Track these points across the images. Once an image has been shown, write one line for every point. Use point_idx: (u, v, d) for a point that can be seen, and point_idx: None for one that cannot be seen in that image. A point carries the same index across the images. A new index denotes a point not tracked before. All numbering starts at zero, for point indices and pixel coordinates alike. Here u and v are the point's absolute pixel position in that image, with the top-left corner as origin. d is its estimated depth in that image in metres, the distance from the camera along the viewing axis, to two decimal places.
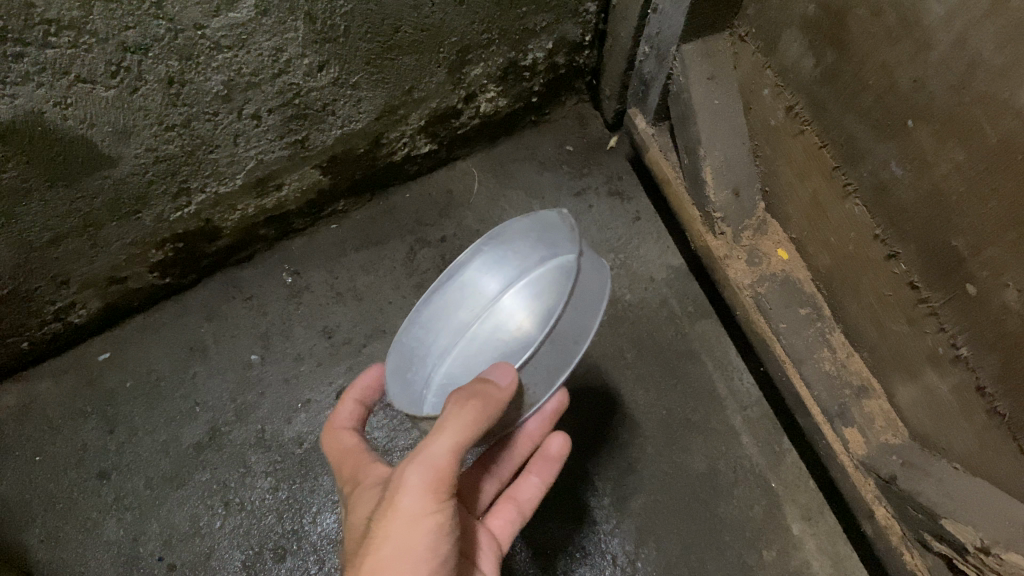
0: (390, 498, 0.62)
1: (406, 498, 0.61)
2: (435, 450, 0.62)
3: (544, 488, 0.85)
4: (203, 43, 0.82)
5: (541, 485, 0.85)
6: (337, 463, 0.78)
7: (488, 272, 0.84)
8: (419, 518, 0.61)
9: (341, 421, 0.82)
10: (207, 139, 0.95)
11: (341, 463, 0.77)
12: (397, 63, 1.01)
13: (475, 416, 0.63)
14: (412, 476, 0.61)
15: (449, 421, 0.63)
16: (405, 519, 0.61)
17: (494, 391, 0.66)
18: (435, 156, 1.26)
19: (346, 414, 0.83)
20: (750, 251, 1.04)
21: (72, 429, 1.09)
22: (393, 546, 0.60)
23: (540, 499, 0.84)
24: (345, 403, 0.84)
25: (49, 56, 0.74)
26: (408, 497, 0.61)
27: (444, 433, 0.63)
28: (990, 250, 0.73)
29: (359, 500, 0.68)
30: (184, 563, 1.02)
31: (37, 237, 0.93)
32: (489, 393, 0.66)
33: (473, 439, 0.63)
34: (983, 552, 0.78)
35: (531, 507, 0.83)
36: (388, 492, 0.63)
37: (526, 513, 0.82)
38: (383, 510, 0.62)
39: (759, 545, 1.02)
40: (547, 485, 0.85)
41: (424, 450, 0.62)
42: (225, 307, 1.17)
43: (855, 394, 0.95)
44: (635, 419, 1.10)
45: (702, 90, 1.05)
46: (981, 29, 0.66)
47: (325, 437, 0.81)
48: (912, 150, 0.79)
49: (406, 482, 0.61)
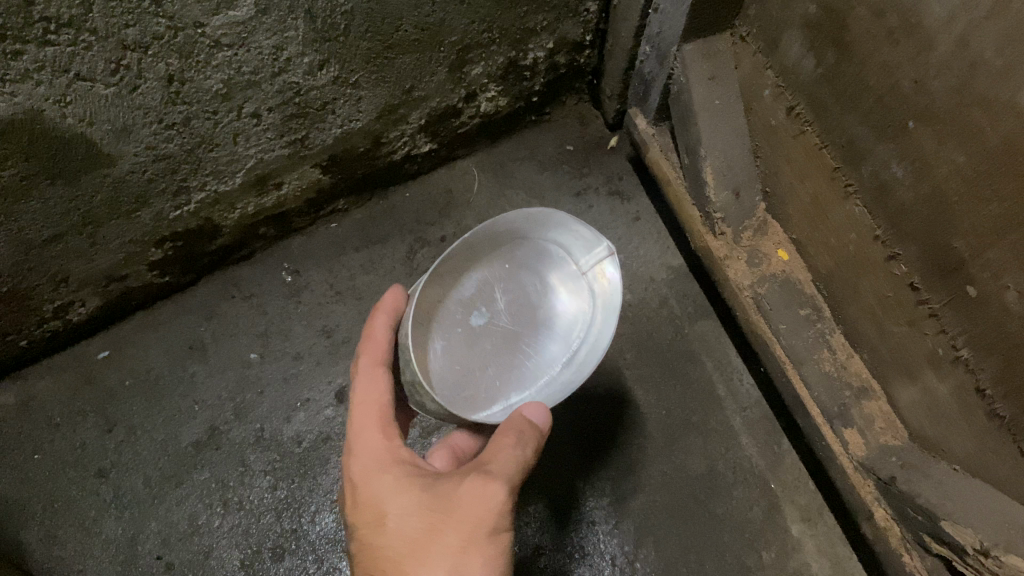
0: (473, 507, 0.65)
1: (495, 511, 0.65)
2: (510, 470, 0.68)
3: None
4: (203, 42, 0.82)
5: None
6: (361, 414, 0.75)
7: (500, 229, 0.88)
8: (499, 532, 0.65)
9: (379, 354, 0.80)
10: (207, 138, 0.95)
11: (368, 416, 0.75)
12: (397, 62, 1.01)
13: (533, 448, 0.72)
14: (499, 492, 0.66)
15: (520, 452, 0.70)
16: (489, 531, 0.65)
17: (542, 435, 0.75)
18: (436, 155, 1.26)
19: (380, 345, 0.81)
20: (751, 251, 1.04)
21: (71, 428, 1.09)
22: (475, 555, 0.63)
23: None
24: (383, 328, 0.82)
25: (48, 54, 0.74)
26: (493, 509, 0.65)
27: (519, 461, 0.70)
28: (991, 252, 0.73)
29: (404, 486, 0.68)
30: (183, 562, 1.02)
31: (36, 235, 0.93)
32: (541, 436, 0.74)
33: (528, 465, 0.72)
34: (982, 554, 0.78)
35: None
36: (469, 502, 0.65)
37: None
38: (466, 519, 0.64)
39: (757, 546, 1.02)
40: None
41: (506, 472, 0.68)
42: (224, 305, 1.17)
43: (855, 395, 0.95)
44: (634, 420, 1.09)
45: (703, 90, 1.04)
46: (983, 30, 0.66)
47: (361, 367, 0.79)
48: (913, 152, 0.79)
49: (495, 497, 0.66)
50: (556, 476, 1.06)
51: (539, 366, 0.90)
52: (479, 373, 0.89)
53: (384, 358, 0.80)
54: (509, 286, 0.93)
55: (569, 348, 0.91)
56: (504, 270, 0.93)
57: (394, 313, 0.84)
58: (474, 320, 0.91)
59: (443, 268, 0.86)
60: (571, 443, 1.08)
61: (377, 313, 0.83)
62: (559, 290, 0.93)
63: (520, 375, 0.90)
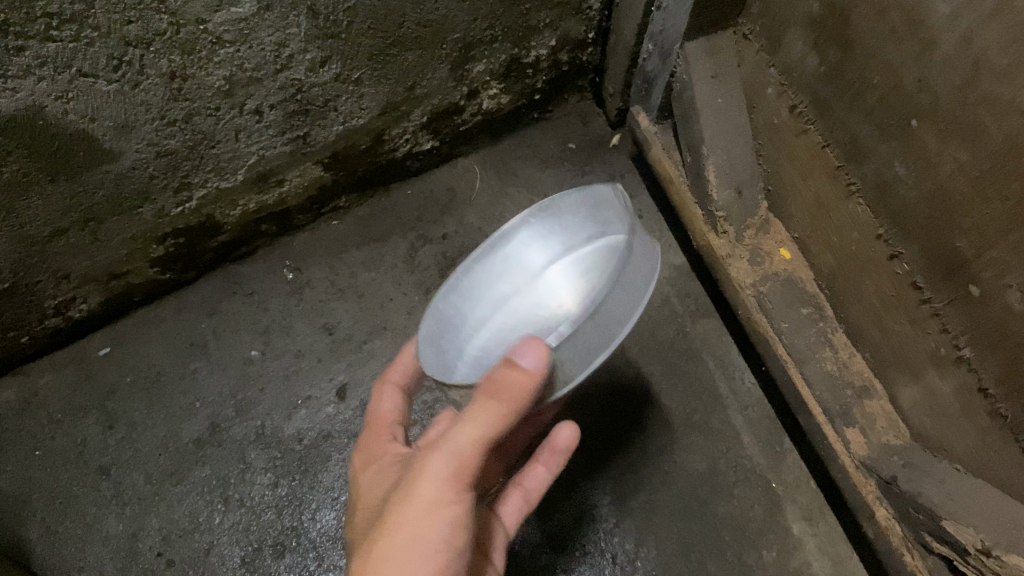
0: (410, 483, 0.61)
1: (427, 487, 0.60)
2: (458, 439, 0.60)
3: (553, 477, 0.84)
4: (205, 38, 0.82)
5: (551, 471, 0.83)
6: (376, 424, 0.80)
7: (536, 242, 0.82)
8: (436, 508, 0.60)
9: (396, 377, 0.85)
10: (209, 134, 0.95)
11: (381, 424, 0.79)
12: (400, 59, 1.01)
13: (501, 402, 0.59)
14: (433, 466, 0.60)
15: (475, 412, 0.60)
16: (424, 508, 0.60)
17: (523, 379, 0.59)
18: (437, 153, 1.25)
19: (401, 371, 0.86)
20: (753, 250, 1.04)
21: (72, 424, 1.09)
22: (405, 534, 0.59)
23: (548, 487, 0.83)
24: (405, 358, 0.87)
25: (51, 50, 0.74)
26: (429, 485, 0.60)
27: (473, 422, 0.59)
28: (994, 251, 0.73)
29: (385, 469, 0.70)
30: (184, 559, 1.02)
31: (38, 231, 0.93)
32: (518, 381, 0.59)
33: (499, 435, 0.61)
34: (985, 554, 0.78)
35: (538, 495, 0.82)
36: (410, 477, 0.62)
37: (531, 500, 0.82)
38: (400, 495, 0.61)
39: (759, 545, 1.02)
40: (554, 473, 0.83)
41: (450, 441, 0.60)
42: (225, 303, 1.17)
43: (857, 394, 0.95)
44: (636, 419, 1.09)
45: (707, 88, 1.04)
46: (986, 29, 0.66)
47: (375, 390, 0.84)
48: (917, 151, 0.78)
49: (429, 470, 0.60)
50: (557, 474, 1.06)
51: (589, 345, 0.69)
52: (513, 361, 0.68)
53: (404, 381, 0.85)
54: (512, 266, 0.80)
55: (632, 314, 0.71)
56: (559, 278, 0.82)
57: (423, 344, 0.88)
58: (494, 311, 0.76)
59: (478, 293, 0.82)
60: (572, 441, 1.08)
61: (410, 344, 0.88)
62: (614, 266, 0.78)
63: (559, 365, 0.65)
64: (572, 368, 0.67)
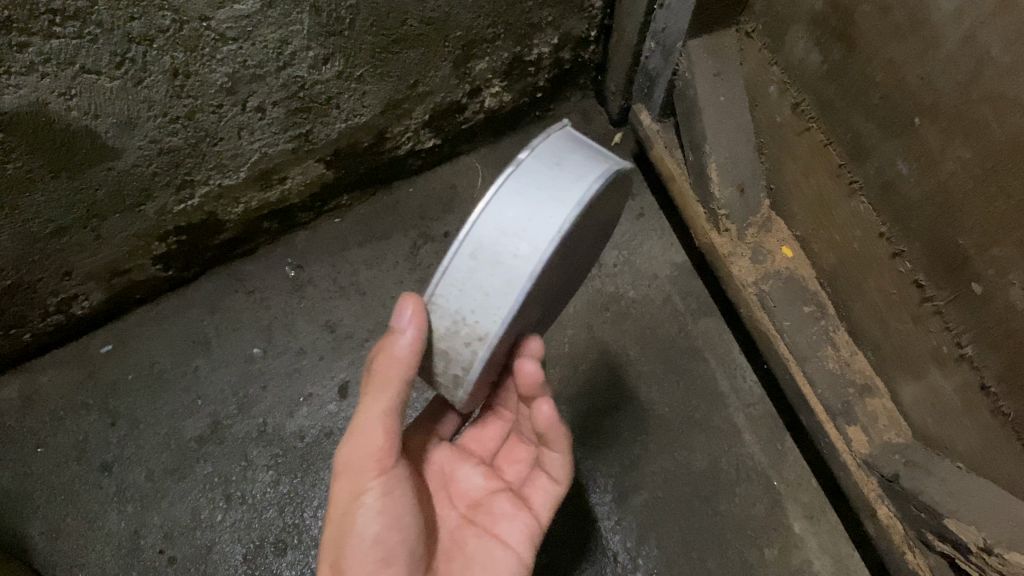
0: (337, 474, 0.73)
1: (343, 477, 0.71)
2: (360, 428, 0.70)
3: (568, 453, 0.85)
4: (208, 35, 0.82)
5: (562, 449, 0.84)
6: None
7: None
8: (355, 493, 0.70)
9: None
10: (212, 131, 0.95)
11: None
12: (402, 56, 1.01)
13: (385, 385, 0.68)
14: (344, 456, 0.71)
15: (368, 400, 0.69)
16: (346, 494, 0.71)
17: (397, 354, 0.66)
18: (439, 152, 1.25)
19: None
20: (755, 248, 1.04)
21: (74, 421, 1.09)
22: (338, 516, 0.72)
23: (570, 464, 0.86)
24: None
25: (54, 46, 0.74)
26: (347, 475, 0.71)
27: (368, 410, 0.69)
28: (996, 249, 0.73)
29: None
30: (185, 556, 1.02)
31: (40, 228, 0.93)
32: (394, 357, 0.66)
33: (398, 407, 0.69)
34: (986, 552, 0.78)
35: (565, 476, 0.87)
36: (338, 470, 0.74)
37: (557, 480, 0.87)
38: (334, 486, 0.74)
39: (760, 543, 1.02)
40: (568, 451, 0.85)
41: (354, 430, 0.70)
42: (227, 300, 1.17)
43: (858, 392, 0.95)
44: (637, 417, 1.09)
45: (709, 85, 1.04)
46: (990, 26, 0.66)
47: None
48: (920, 149, 0.78)
49: (342, 461, 0.71)
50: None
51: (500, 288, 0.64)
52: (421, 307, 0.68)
53: None
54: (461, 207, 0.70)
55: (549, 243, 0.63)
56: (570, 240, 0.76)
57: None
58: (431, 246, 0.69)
59: None
60: (574, 439, 1.08)
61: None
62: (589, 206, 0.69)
63: (457, 314, 0.65)
64: (478, 319, 0.64)
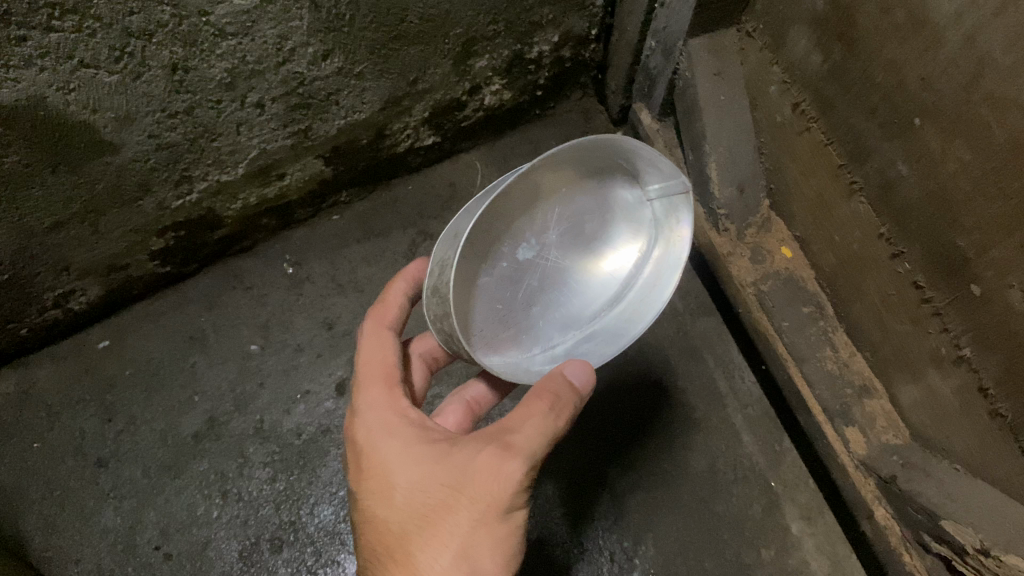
0: (478, 479, 0.65)
1: (501, 487, 0.65)
2: (531, 445, 0.67)
3: None
4: (208, 31, 0.81)
5: None
6: (365, 372, 0.77)
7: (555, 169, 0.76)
8: (510, 511, 0.66)
9: (389, 318, 0.81)
10: (210, 127, 0.94)
11: (372, 373, 0.76)
12: (401, 53, 1.01)
13: (565, 417, 0.70)
14: (509, 466, 0.65)
15: (543, 419, 0.68)
16: (495, 508, 0.65)
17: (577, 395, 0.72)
18: (438, 149, 1.25)
19: (392, 312, 0.82)
20: (754, 248, 1.04)
21: (70, 417, 1.09)
22: (473, 534, 0.64)
23: None
24: (395, 295, 0.83)
25: (53, 40, 0.74)
26: (504, 489, 0.65)
27: (539, 427, 0.67)
28: (995, 251, 0.73)
29: (398, 466, 0.69)
30: (182, 552, 1.02)
31: (37, 223, 0.93)
32: (575, 395, 0.71)
33: (536, 468, 0.67)
34: (982, 554, 0.78)
35: None
36: (474, 475, 0.65)
37: None
38: (466, 491, 0.65)
39: (757, 544, 1.02)
40: None
41: (522, 442, 0.66)
42: (226, 297, 1.17)
43: (856, 393, 0.95)
44: (637, 422, 1.09)
45: (710, 84, 1.03)
46: (992, 26, 0.65)
47: (368, 327, 0.81)
48: (920, 149, 0.78)
49: (504, 470, 0.65)
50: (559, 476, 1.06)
51: (590, 286, 0.84)
52: (523, 312, 0.81)
53: (389, 321, 0.82)
54: (531, 213, 0.78)
55: (633, 253, 0.85)
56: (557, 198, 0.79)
57: (414, 283, 0.85)
58: (516, 258, 0.79)
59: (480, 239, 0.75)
60: (574, 442, 1.08)
61: (397, 279, 0.84)
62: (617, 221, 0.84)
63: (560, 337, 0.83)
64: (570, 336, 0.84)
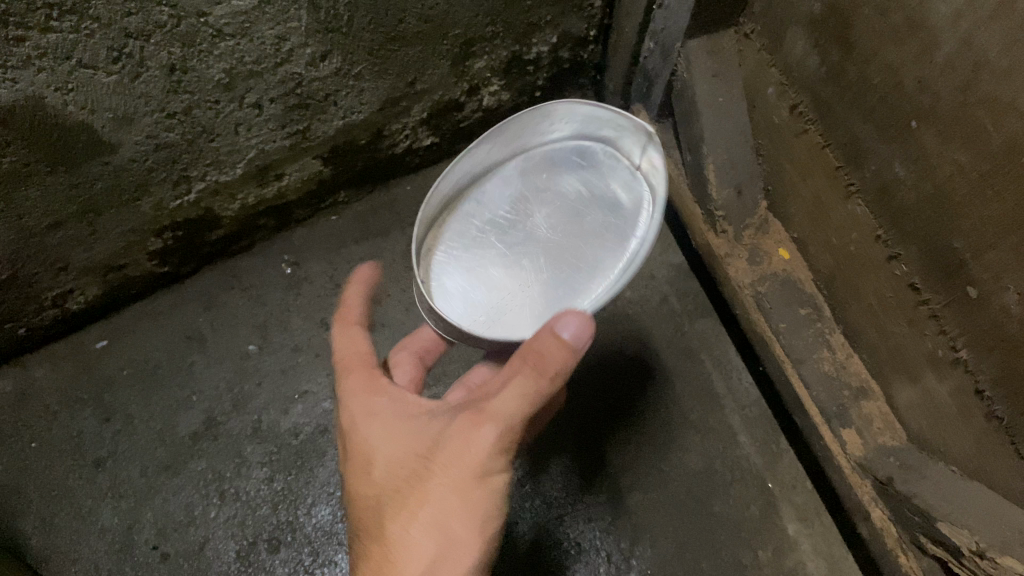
0: (450, 452, 0.63)
1: (478, 454, 0.62)
2: (509, 410, 0.63)
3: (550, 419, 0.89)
4: (206, 31, 0.82)
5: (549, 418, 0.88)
6: (344, 363, 0.76)
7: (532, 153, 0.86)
8: (489, 479, 0.64)
9: (354, 317, 0.78)
10: (209, 127, 0.94)
11: (351, 363, 0.75)
12: (400, 54, 1.01)
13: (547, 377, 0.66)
14: (484, 434, 0.62)
15: (517, 382, 0.64)
16: (470, 478, 0.63)
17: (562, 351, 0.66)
18: (437, 149, 1.25)
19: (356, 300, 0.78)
20: (752, 250, 1.04)
21: (68, 416, 1.09)
22: (449, 505, 0.63)
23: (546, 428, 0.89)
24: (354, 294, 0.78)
25: (51, 41, 0.74)
26: (480, 457, 0.62)
27: (516, 392, 0.64)
28: (991, 254, 0.73)
29: (378, 445, 0.68)
30: (179, 552, 1.02)
31: (36, 223, 0.93)
32: (556, 351, 0.66)
33: (514, 434, 0.64)
34: (978, 556, 0.77)
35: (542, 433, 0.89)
36: (448, 447, 0.64)
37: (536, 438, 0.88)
38: (438, 465, 0.64)
39: (753, 545, 1.02)
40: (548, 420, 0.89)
41: (496, 407, 0.63)
42: (224, 297, 1.17)
43: (853, 395, 0.95)
44: (625, 406, 1.10)
45: (707, 86, 1.03)
46: (988, 29, 0.65)
47: (335, 330, 0.77)
48: (917, 152, 0.78)
49: (478, 438, 0.62)
50: (546, 454, 1.07)
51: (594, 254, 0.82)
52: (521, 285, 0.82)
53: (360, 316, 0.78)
54: (513, 198, 0.86)
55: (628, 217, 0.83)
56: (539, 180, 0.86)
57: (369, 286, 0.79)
58: (508, 240, 0.84)
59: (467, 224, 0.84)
60: (559, 422, 1.09)
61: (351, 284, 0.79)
62: (610, 189, 0.85)
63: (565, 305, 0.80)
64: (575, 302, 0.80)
